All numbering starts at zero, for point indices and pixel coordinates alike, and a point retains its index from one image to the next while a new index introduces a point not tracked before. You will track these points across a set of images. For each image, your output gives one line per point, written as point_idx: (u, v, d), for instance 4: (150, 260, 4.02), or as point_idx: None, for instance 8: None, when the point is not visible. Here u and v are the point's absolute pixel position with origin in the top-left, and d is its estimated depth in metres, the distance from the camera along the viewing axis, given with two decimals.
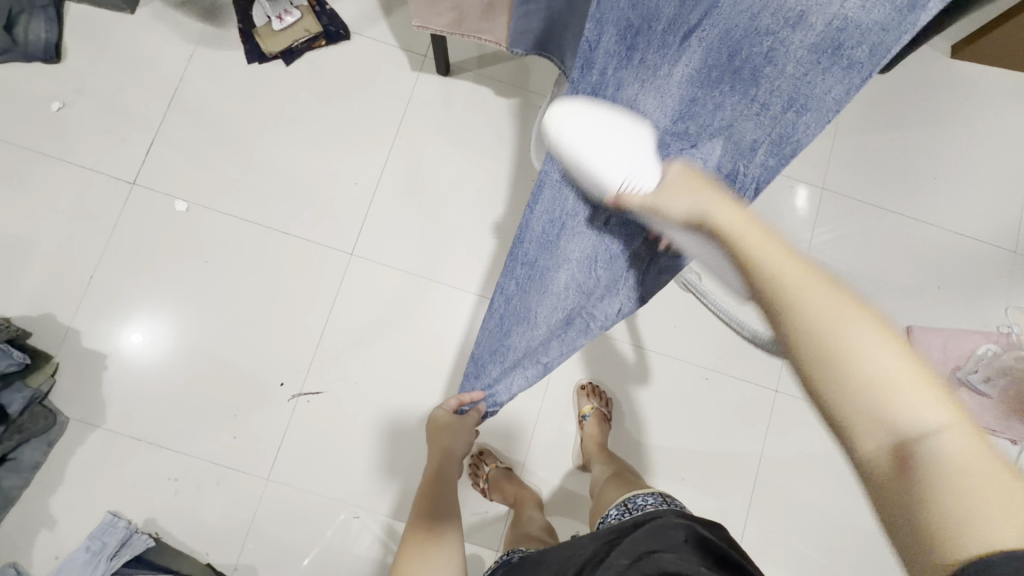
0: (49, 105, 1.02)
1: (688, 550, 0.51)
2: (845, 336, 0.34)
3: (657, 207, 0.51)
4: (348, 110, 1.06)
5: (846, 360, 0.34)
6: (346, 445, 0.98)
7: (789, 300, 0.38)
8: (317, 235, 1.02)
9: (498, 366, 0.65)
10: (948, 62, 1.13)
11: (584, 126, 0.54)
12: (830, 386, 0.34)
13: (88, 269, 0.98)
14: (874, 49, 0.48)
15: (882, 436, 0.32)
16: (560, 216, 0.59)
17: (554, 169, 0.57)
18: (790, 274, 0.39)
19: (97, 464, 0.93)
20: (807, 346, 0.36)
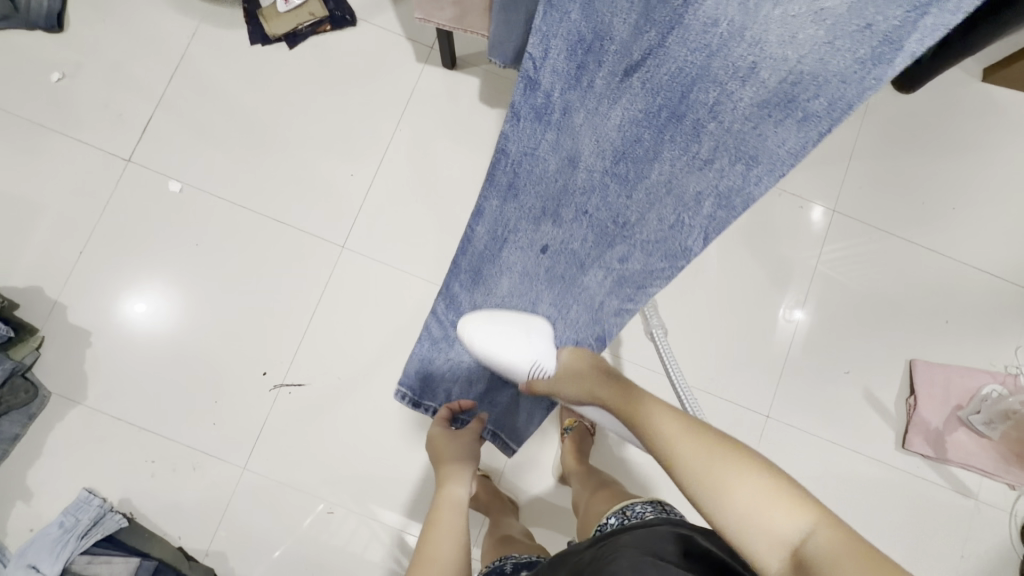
0: (49, 76, 1.01)
1: (688, 565, 0.43)
2: (717, 472, 0.44)
3: (556, 389, 0.64)
4: (349, 99, 1.04)
5: (705, 489, 0.44)
6: (324, 440, 0.97)
7: (667, 445, 0.48)
8: (310, 226, 1.01)
9: (442, 357, 0.70)
10: (978, 87, 1.08)
11: (532, 123, 0.55)
12: (710, 508, 0.43)
13: (79, 244, 0.98)
14: (831, 102, 0.48)
15: (774, 550, 0.39)
16: (502, 230, 0.61)
17: (497, 181, 0.58)
18: (608, 385, 0.59)
19: (77, 441, 0.93)
20: (676, 469, 0.47)
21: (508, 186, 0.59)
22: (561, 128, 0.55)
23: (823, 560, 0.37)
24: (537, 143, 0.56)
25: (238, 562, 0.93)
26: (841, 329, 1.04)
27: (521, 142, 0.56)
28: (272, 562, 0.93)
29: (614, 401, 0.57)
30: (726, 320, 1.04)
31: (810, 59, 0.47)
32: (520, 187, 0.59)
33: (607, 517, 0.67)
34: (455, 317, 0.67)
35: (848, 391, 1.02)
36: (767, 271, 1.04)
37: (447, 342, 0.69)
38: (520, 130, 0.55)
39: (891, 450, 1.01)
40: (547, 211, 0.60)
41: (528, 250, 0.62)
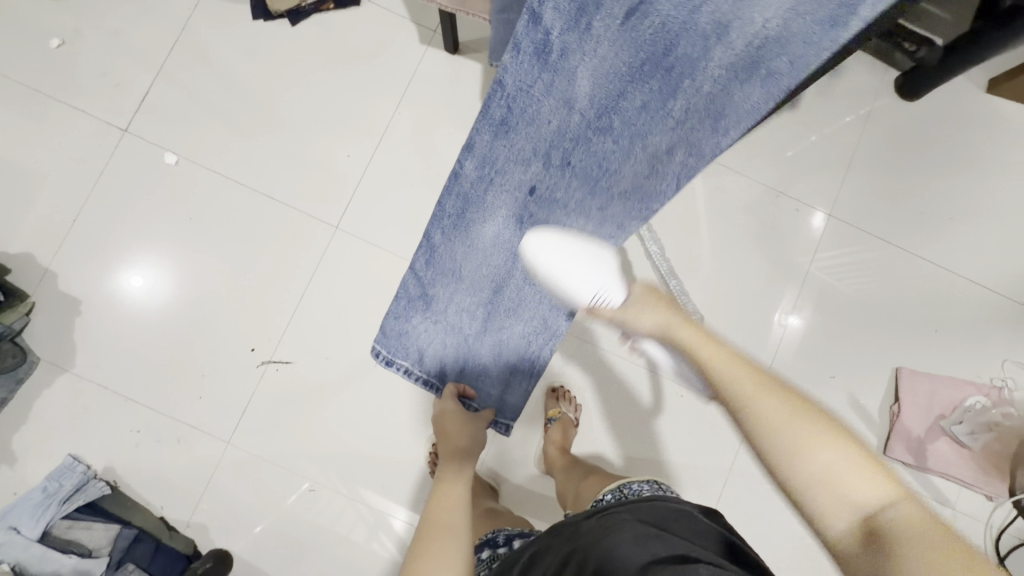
0: (48, 41, 1.00)
1: (690, 538, 0.44)
2: (804, 446, 0.43)
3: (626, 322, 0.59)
4: (350, 79, 1.03)
5: (789, 464, 0.43)
6: (309, 419, 0.97)
7: (790, 453, 0.43)
8: (304, 205, 1.00)
9: (420, 316, 0.69)
10: (982, 97, 1.07)
11: (533, 62, 0.48)
12: (791, 473, 0.43)
13: (72, 212, 0.98)
14: (793, 60, 0.45)
15: (848, 514, 0.41)
16: (491, 170, 0.58)
17: (491, 115, 0.53)
18: (687, 338, 0.53)
19: (63, 406, 0.94)
20: (772, 463, 0.44)
21: (501, 122, 0.54)
22: (558, 69, 0.49)
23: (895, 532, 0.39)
24: (533, 82, 0.50)
25: (218, 535, 0.94)
26: (830, 334, 1.04)
27: (517, 75, 0.50)
28: (252, 537, 0.94)
29: (728, 383, 0.49)
30: (715, 319, 1.04)
31: (776, 24, 0.43)
32: (512, 125, 0.54)
33: (604, 495, 0.64)
34: (434, 275, 0.66)
35: (833, 395, 1.03)
36: (760, 272, 1.04)
37: (426, 299, 0.67)
38: (518, 65, 0.49)
39: (872, 456, 1.02)
40: (537, 151, 0.56)
41: (515, 190, 0.59)
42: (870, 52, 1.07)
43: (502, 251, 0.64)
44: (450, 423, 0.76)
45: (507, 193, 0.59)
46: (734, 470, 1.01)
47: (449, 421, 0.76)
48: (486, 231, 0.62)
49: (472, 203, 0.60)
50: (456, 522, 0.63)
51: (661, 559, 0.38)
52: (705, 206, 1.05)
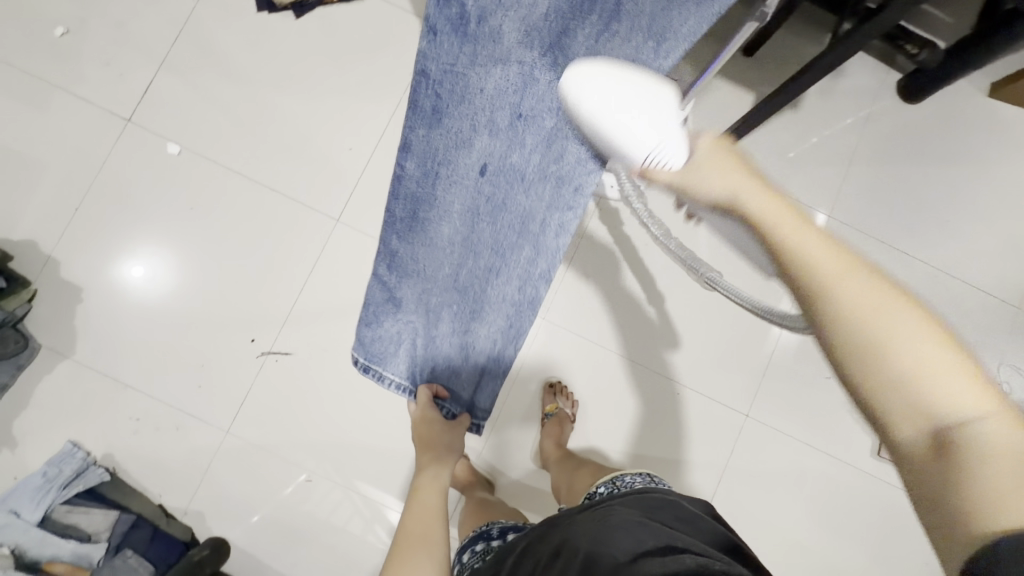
0: (53, 30, 1.01)
1: (681, 529, 0.45)
2: (890, 331, 0.33)
3: (683, 186, 0.46)
4: (353, 72, 1.03)
5: (850, 334, 0.34)
6: (309, 409, 0.98)
7: (862, 327, 0.34)
8: (305, 197, 1.01)
9: (390, 317, 0.68)
10: (984, 99, 1.07)
11: (452, 37, 0.45)
12: (858, 368, 0.34)
13: (74, 201, 0.99)
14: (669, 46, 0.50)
15: (920, 426, 0.32)
16: (433, 163, 0.54)
17: (420, 107, 0.50)
18: (754, 204, 0.40)
19: (63, 393, 0.94)
20: (835, 322, 0.35)
21: (433, 112, 0.50)
22: (479, 39, 0.46)
23: (978, 449, 0.30)
24: (457, 60, 0.47)
25: (216, 523, 0.95)
26: None
27: (440, 59, 0.46)
28: (249, 525, 0.95)
29: (778, 238, 0.38)
30: (713, 318, 1.04)
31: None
32: (445, 113, 0.50)
33: (598, 486, 0.65)
34: (398, 278, 0.65)
35: (828, 395, 1.03)
36: None
37: (394, 301, 0.66)
38: (438, 47, 0.46)
39: (866, 456, 1.02)
40: (476, 128, 0.52)
41: (466, 178, 0.55)
42: (872, 54, 1.07)
43: (458, 246, 0.60)
44: (422, 432, 0.78)
45: (458, 187, 0.55)
46: (728, 467, 1.01)
47: (422, 429, 0.78)
48: (448, 224, 0.59)
49: (438, 195, 0.57)
50: (432, 533, 0.69)
51: (652, 548, 0.40)
52: None
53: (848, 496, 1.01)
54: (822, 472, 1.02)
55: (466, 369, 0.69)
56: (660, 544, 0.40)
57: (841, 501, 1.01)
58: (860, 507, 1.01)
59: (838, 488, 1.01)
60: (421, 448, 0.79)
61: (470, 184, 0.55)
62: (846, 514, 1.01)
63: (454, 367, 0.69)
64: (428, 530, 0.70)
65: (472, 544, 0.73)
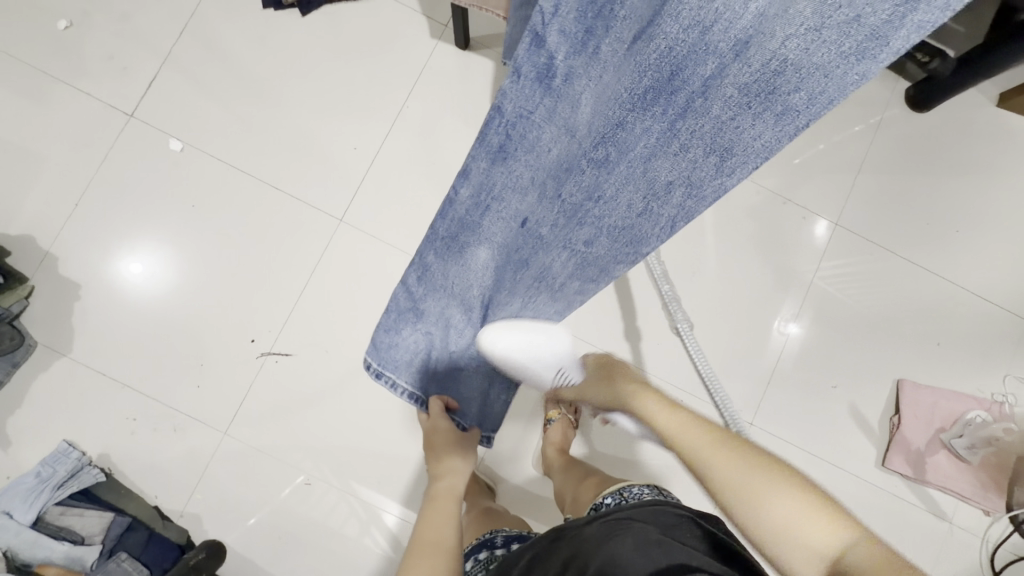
0: (56, 23, 0.99)
1: (695, 544, 0.43)
2: (756, 491, 0.46)
3: (601, 402, 0.71)
4: (359, 71, 1.02)
5: (724, 485, 0.48)
6: (308, 410, 0.97)
7: (730, 480, 0.48)
8: (308, 196, 1.00)
9: (409, 327, 0.64)
10: (993, 110, 1.07)
11: (531, 85, 0.37)
12: (750, 517, 0.46)
13: (74, 196, 0.97)
14: (813, 95, 0.28)
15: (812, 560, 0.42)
16: (486, 196, 0.46)
17: (487, 141, 0.42)
18: (648, 407, 0.59)
19: (58, 391, 0.93)
20: (719, 490, 0.49)
21: (499, 149, 0.42)
22: (562, 96, 0.37)
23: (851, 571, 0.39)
24: (533, 108, 0.38)
25: (211, 526, 0.93)
26: (833, 342, 1.04)
27: (517, 101, 0.38)
28: (245, 529, 0.94)
29: (669, 432, 0.54)
30: (718, 324, 1.03)
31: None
32: (512, 152, 0.42)
33: (604, 498, 0.64)
34: (426, 290, 0.60)
35: (833, 405, 1.02)
36: (765, 278, 1.04)
37: (416, 312, 0.62)
38: (520, 90, 0.38)
39: (871, 467, 1.01)
40: (523, 184, 0.44)
41: (509, 219, 0.47)
42: None
43: (496, 267, 0.54)
44: (438, 443, 0.76)
45: (501, 220, 0.48)
46: None
47: (436, 441, 0.77)
48: (475, 253, 0.53)
49: (467, 229, 0.51)
50: (447, 538, 0.66)
51: (667, 568, 0.37)
52: (712, 211, 1.05)
53: (853, 508, 1.00)
54: (827, 482, 1.01)
55: (478, 376, 0.71)
56: (676, 559, 0.39)
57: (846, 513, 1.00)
58: (865, 519, 1.00)
59: (843, 500, 1.00)
60: (436, 460, 0.77)
61: (503, 225, 0.49)
62: None
63: (464, 372, 0.70)
64: (444, 540, 0.66)
65: (476, 552, 0.72)
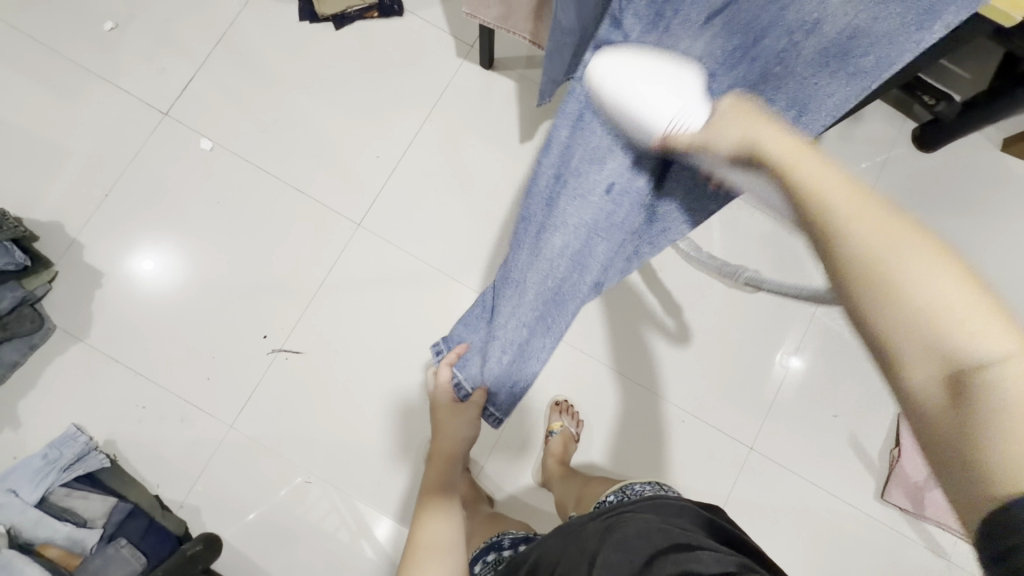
0: (102, 24, 1.05)
1: (694, 529, 0.45)
2: (898, 252, 0.31)
3: (704, 143, 0.45)
4: (386, 84, 1.07)
5: (884, 283, 0.31)
6: (313, 407, 0.98)
7: (870, 257, 0.32)
8: (328, 200, 1.03)
9: (484, 324, 0.72)
10: (996, 154, 1.10)
11: (589, 92, 0.50)
12: (889, 322, 0.30)
13: (104, 188, 1.01)
14: (882, 59, 0.39)
15: (936, 364, 0.29)
16: (549, 196, 0.58)
17: (551, 141, 0.54)
18: (780, 143, 0.39)
19: (72, 375, 0.95)
20: (865, 265, 0.32)
21: (563, 148, 0.54)
22: (618, 90, 0.50)
23: (1005, 399, 0.27)
24: (591, 105, 0.51)
25: (209, 519, 0.94)
26: (835, 372, 1.05)
27: (575, 102, 0.51)
28: (243, 524, 0.94)
29: (817, 195, 0.35)
30: (721, 348, 1.05)
31: (868, 13, 0.37)
32: (573, 151, 0.54)
33: (607, 495, 0.65)
34: (498, 286, 0.69)
35: (833, 434, 1.03)
36: (770, 305, 1.06)
37: (490, 308, 0.71)
38: (579, 90, 0.50)
39: (869, 499, 1.01)
40: (601, 172, 0.55)
41: (575, 221, 0.58)
42: (890, 103, 1.10)
43: (565, 273, 0.61)
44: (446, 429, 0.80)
45: (567, 228, 0.58)
46: (730, 498, 1.01)
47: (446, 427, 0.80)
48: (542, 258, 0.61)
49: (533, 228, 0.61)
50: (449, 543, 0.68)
51: (670, 547, 0.40)
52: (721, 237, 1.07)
53: (850, 540, 1.00)
54: (824, 512, 1.01)
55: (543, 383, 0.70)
56: (675, 539, 0.41)
57: (843, 544, 1.00)
58: (861, 551, 1.00)
59: (839, 531, 1.00)
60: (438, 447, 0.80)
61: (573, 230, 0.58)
62: (847, 558, 0.99)
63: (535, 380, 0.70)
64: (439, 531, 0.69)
65: (483, 555, 0.73)
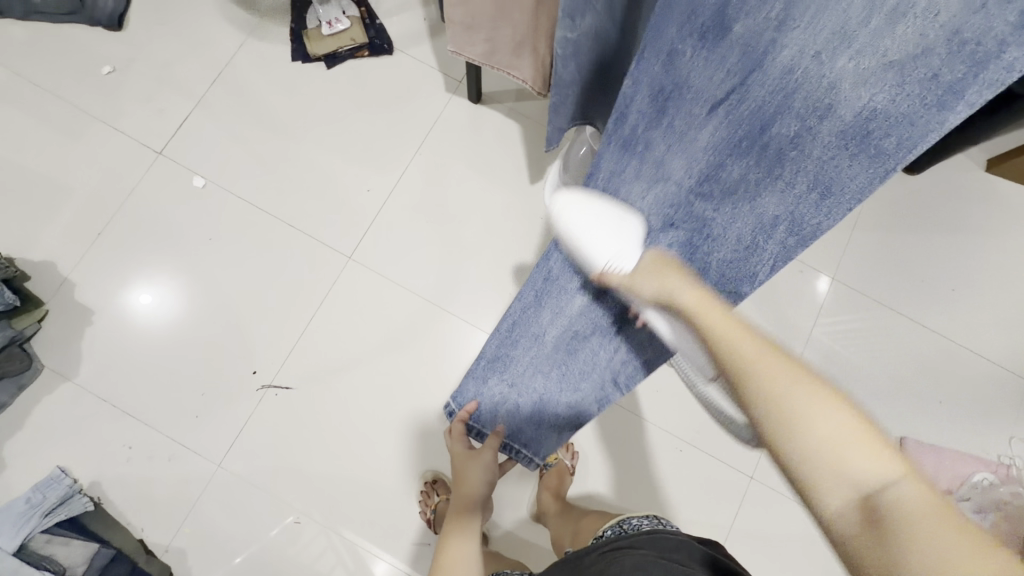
0: (101, 68, 1.08)
1: (692, 564, 0.44)
2: (796, 399, 0.39)
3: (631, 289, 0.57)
4: (377, 119, 1.09)
5: (796, 441, 0.38)
6: (303, 444, 0.96)
7: (768, 389, 0.41)
8: (319, 234, 1.04)
9: (497, 379, 0.68)
10: (981, 175, 1.11)
11: (620, 150, 0.58)
12: (794, 451, 0.38)
13: (97, 226, 1.02)
14: (901, 142, 0.44)
15: (846, 491, 0.35)
16: (581, 250, 0.64)
17: (589, 193, 0.63)
18: (686, 293, 0.52)
19: (59, 416, 0.94)
20: (775, 412, 0.39)
21: (595, 204, 0.62)
22: (644, 157, 0.58)
23: (899, 514, 0.33)
24: (620, 168, 0.59)
25: (195, 563, 0.91)
26: None
27: (607, 166, 0.60)
28: (230, 567, 0.91)
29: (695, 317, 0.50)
30: None
31: (884, 97, 0.43)
32: (606, 205, 0.61)
33: (603, 529, 0.63)
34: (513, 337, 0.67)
35: None
36: (764, 330, 1.05)
37: (504, 360, 0.67)
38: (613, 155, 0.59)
39: None
40: (622, 230, 0.59)
41: (602, 268, 0.61)
42: None
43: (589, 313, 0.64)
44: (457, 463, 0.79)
45: (594, 271, 0.61)
46: (732, 531, 0.98)
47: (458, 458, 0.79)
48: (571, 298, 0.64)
49: (564, 274, 0.64)
50: None
51: None
52: None
53: None
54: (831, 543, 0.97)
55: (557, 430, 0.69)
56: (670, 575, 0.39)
57: None
58: None
59: None
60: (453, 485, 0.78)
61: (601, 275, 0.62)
62: None
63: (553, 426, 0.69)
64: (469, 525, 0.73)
65: None
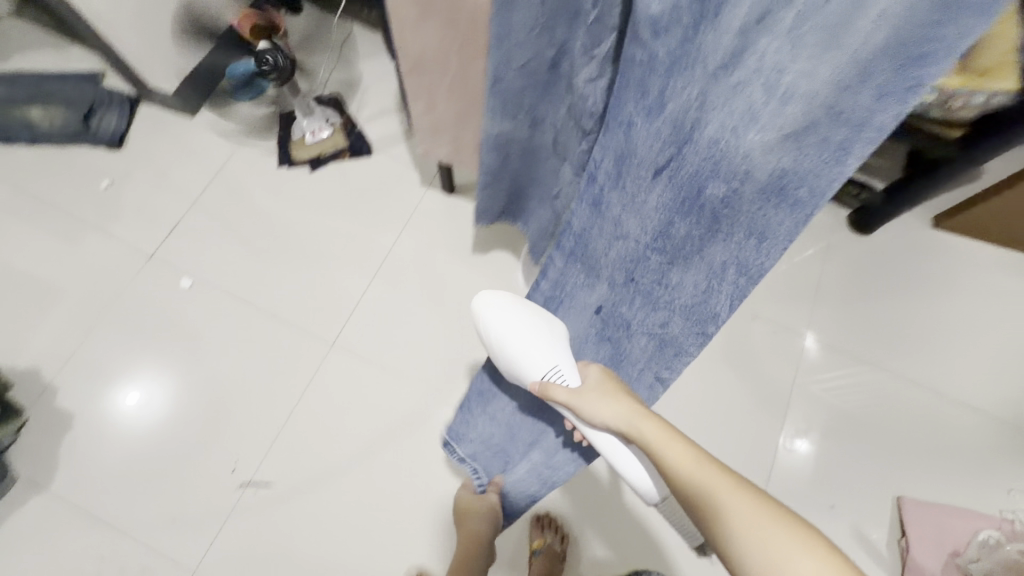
0: (99, 182, 1.15)
1: None
2: (769, 542, 0.46)
3: (576, 404, 0.66)
4: (358, 214, 1.16)
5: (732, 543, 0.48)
6: (283, 545, 0.92)
7: (740, 535, 0.48)
8: (302, 325, 1.06)
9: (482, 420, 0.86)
10: (930, 231, 1.18)
11: (587, 214, 0.65)
12: None
13: (84, 331, 1.04)
14: (814, 190, 0.48)
15: None
16: (561, 293, 0.75)
17: (562, 247, 0.71)
18: (648, 429, 0.60)
19: (29, 530, 0.90)
20: (746, 557, 0.47)
21: (569, 252, 0.70)
22: (605, 216, 0.63)
23: None
24: (587, 225, 0.66)
25: None
26: (821, 457, 1.02)
27: (579, 220, 0.66)
28: None
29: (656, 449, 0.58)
30: (703, 441, 1.03)
31: (787, 158, 0.47)
32: (579, 255, 0.70)
33: None
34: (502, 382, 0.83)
35: (834, 527, 0.98)
36: (745, 394, 1.06)
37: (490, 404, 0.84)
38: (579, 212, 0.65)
39: None
40: (600, 275, 0.70)
41: (582, 310, 0.75)
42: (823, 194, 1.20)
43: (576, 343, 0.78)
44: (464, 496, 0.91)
45: (578, 310, 0.75)
46: None
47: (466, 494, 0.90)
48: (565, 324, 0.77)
49: (552, 303, 0.77)
50: None
51: None
52: None
53: None
54: None
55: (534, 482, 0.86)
56: None
57: None
58: None
59: None
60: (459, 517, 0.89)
61: (581, 316, 0.75)
62: None
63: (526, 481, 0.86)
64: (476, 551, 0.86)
65: None
